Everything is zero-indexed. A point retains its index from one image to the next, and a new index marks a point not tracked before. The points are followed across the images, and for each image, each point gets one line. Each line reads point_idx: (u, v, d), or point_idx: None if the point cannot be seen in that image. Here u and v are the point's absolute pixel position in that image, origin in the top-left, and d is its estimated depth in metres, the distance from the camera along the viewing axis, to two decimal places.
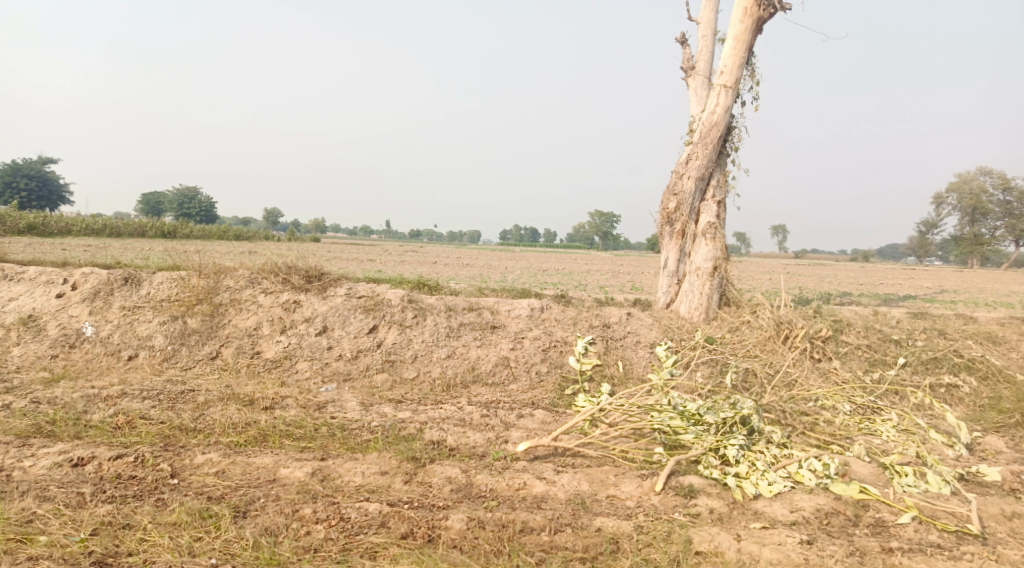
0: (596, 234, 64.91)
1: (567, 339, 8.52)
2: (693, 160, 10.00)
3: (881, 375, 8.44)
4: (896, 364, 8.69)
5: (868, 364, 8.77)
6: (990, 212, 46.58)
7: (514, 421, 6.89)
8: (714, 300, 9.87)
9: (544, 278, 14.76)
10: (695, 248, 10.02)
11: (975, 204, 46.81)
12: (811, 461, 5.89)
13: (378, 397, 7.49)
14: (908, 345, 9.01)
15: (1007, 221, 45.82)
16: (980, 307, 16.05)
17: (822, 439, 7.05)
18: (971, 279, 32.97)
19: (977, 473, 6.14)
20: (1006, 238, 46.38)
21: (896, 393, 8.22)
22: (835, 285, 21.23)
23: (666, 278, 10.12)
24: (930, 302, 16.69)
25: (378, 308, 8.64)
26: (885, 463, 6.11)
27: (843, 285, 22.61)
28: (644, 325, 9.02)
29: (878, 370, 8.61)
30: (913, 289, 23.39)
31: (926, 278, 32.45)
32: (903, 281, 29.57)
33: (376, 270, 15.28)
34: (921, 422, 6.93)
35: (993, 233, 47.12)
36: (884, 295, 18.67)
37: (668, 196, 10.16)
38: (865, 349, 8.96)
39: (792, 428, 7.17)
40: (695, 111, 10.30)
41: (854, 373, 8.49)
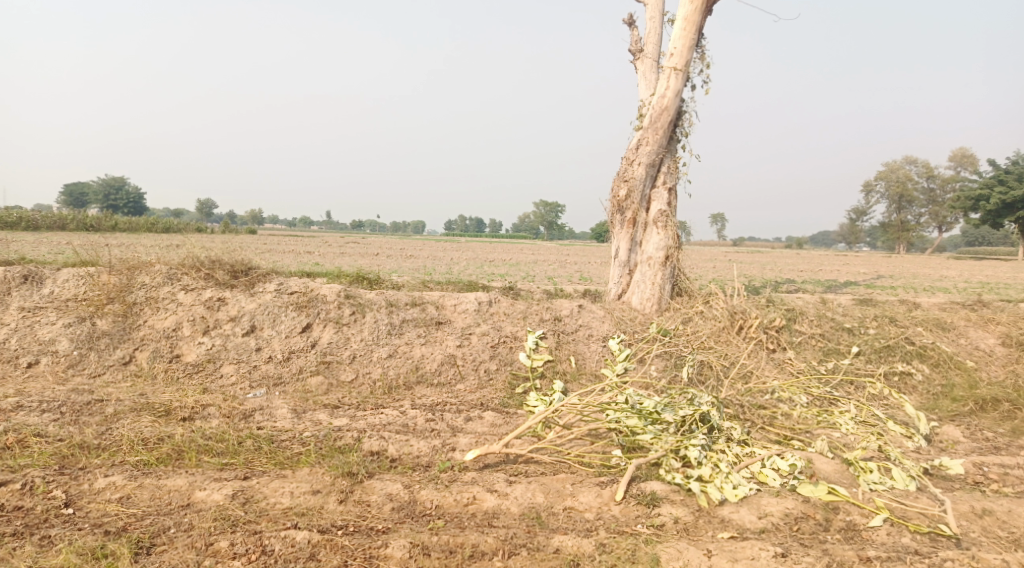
0: (538, 225, 64.68)
1: (516, 334, 8.03)
2: (643, 146, 9.61)
3: (836, 365, 8.18)
4: (850, 353, 8.44)
5: (822, 354, 8.49)
6: (916, 200, 47.91)
7: (461, 426, 6.38)
8: (666, 290, 9.56)
9: (490, 269, 14.23)
10: (646, 237, 9.67)
11: (900, 192, 48.09)
12: (775, 459, 5.54)
13: (313, 402, 6.88)
14: (861, 334, 8.75)
15: (932, 208, 47.25)
16: (919, 293, 16.10)
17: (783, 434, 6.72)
18: (901, 265, 33.69)
19: (941, 466, 5.84)
20: (931, 225, 47.82)
21: (852, 382, 7.95)
22: (774, 274, 21.24)
23: (618, 268, 9.70)
24: (871, 289, 16.72)
25: (312, 304, 7.97)
26: (847, 458, 5.77)
27: (784, 273, 22.66)
28: (596, 318, 8.59)
29: (833, 359, 8.35)
30: (849, 276, 23.64)
31: (860, 265, 33.06)
32: (841, 268, 30.04)
33: (313, 264, 14.55)
34: (879, 413, 6.62)
35: (917, 220, 48.44)
36: (825, 282, 18.66)
37: (617, 183, 9.75)
38: (820, 339, 8.68)
39: (751, 423, 6.82)
40: (644, 95, 9.91)
41: (810, 363, 8.19)
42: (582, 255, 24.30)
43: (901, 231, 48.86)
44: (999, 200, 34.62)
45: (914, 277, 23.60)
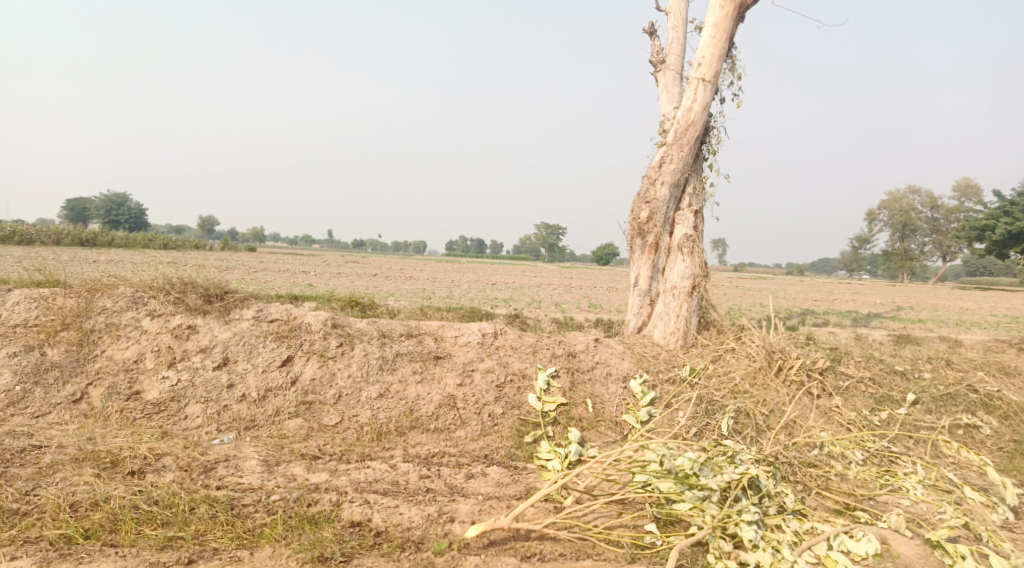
0: (540, 245, 63.76)
1: (525, 372, 6.95)
2: (667, 164, 8.67)
3: (890, 416, 7.35)
4: (906, 402, 7.57)
5: (874, 402, 7.56)
6: (919, 229, 46.89)
7: (461, 486, 5.37)
8: (692, 324, 8.54)
9: (494, 293, 13.15)
10: (670, 263, 8.69)
11: (904, 220, 47.09)
12: (843, 540, 4.71)
13: (287, 451, 5.75)
14: (915, 379, 7.90)
15: (936, 237, 46.31)
16: (939, 327, 15.11)
17: (841, 501, 5.77)
18: (906, 294, 32.67)
19: None
20: (935, 254, 46.90)
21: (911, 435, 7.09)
22: (778, 301, 20.21)
23: (637, 297, 8.76)
24: (886, 321, 15.75)
25: (294, 335, 6.91)
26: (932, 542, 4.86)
27: (792, 301, 21.66)
28: (615, 353, 7.51)
29: (886, 409, 7.43)
30: (859, 306, 22.65)
31: (865, 294, 32.03)
32: (849, 296, 29.06)
33: (305, 284, 13.58)
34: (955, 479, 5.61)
35: (921, 249, 47.38)
36: (838, 312, 17.66)
37: (639, 204, 8.80)
38: (869, 385, 7.76)
39: (804, 488, 5.93)
40: (668, 109, 8.99)
41: (861, 414, 7.25)
42: (583, 279, 23.28)
43: (904, 259, 47.79)
44: (1005, 230, 33.77)
45: (920, 309, 22.62)
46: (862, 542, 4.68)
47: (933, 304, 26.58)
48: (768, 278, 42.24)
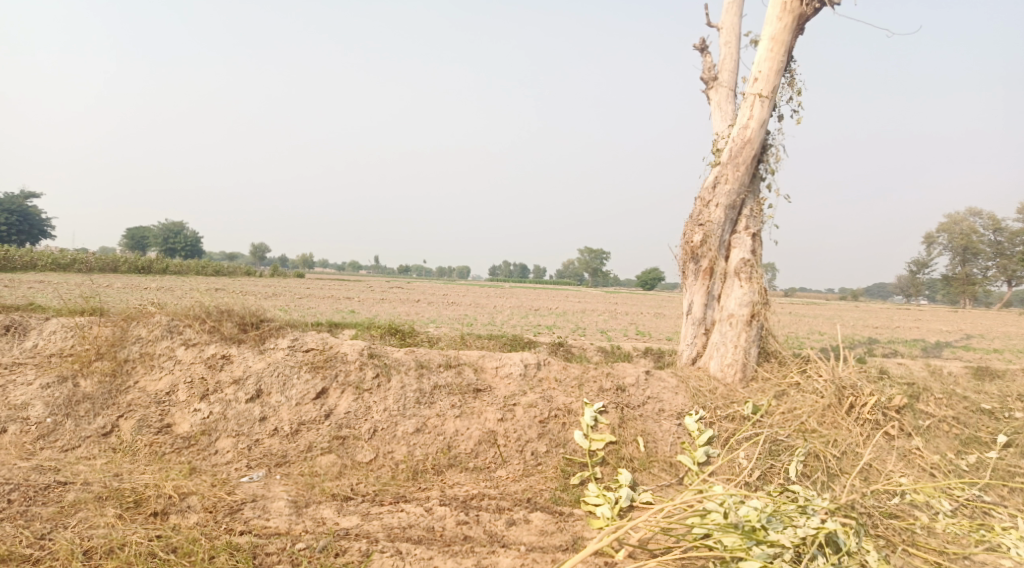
0: (586, 271, 63.20)
1: (570, 407, 6.48)
2: (721, 184, 8.21)
3: (980, 460, 7.74)
4: (995, 445, 7.97)
5: (959, 443, 8.03)
6: (981, 252, 45.03)
7: (502, 534, 4.96)
8: (752, 355, 8.00)
9: (538, 320, 12.72)
10: (726, 290, 8.18)
11: (966, 244, 45.23)
12: None
13: (319, 491, 5.40)
14: (1005, 419, 8.28)
15: (999, 261, 44.15)
16: (1010, 358, 14.17)
17: (931, 560, 5.91)
18: (970, 321, 31.16)
19: None
20: (998, 279, 45.02)
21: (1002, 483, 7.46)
22: (832, 328, 19.41)
23: (692, 326, 8.27)
24: (950, 351, 14.89)
25: (329, 365, 6.59)
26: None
27: (848, 328, 20.73)
28: (667, 387, 7.01)
29: (974, 452, 7.88)
30: (919, 334, 21.60)
31: (925, 321, 30.67)
32: (908, 324, 27.82)
33: (348, 312, 13.37)
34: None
35: (984, 273, 45.34)
36: (897, 341, 16.78)
37: (692, 227, 8.36)
38: (953, 425, 8.20)
39: (890, 542, 6.09)
40: (721, 127, 8.54)
41: (948, 457, 7.67)
42: (629, 305, 22.75)
43: (965, 283, 45.89)
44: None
45: (985, 337, 21.49)
46: None
47: (999, 331, 25.27)
48: (822, 304, 40.91)
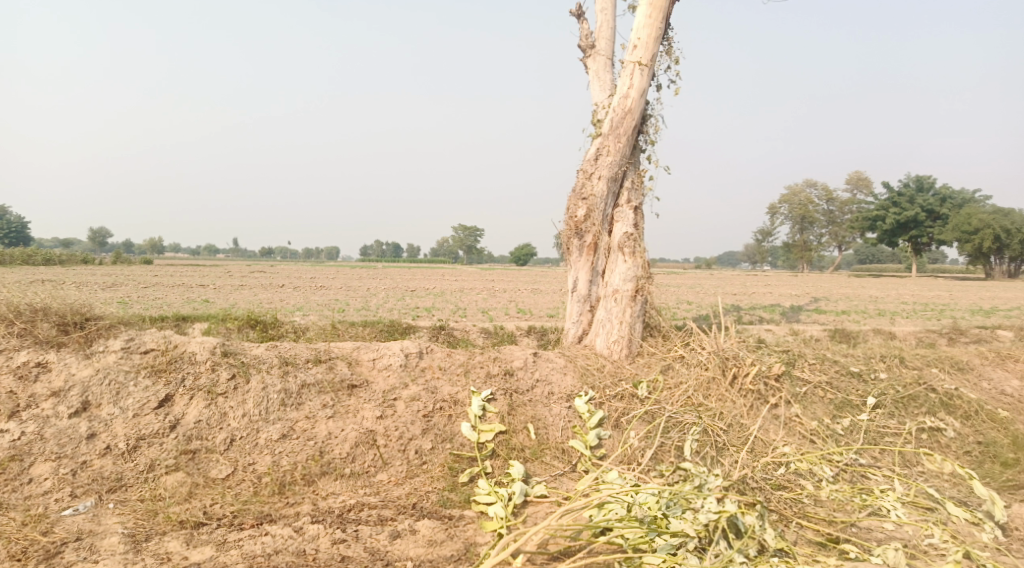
0: (455, 247, 62.72)
1: (456, 398, 5.95)
2: (604, 157, 7.91)
3: (853, 422, 8.14)
4: (865, 406, 8.40)
5: (834, 407, 8.37)
6: (817, 221, 48.26)
7: (385, 550, 4.39)
8: (637, 331, 7.81)
9: (413, 302, 12.08)
10: (610, 265, 7.91)
11: (804, 213, 48.18)
12: None
13: (163, 519, 4.60)
14: (873, 382, 8.78)
15: (834, 229, 47.62)
16: (855, 320, 15.00)
17: (824, 532, 5.88)
18: (811, 285, 33.31)
19: None
20: (832, 244, 48.59)
21: (874, 442, 7.92)
22: (693, 296, 20.04)
23: (576, 304, 7.96)
24: (805, 315, 15.60)
25: (173, 368, 5.72)
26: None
27: (707, 296, 21.42)
28: (556, 369, 6.62)
29: (848, 415, 8.25)
30: (770, 299, 22.67)
31: (772, 287, 32.42)
32: (758, 289, 29.30)
33: (201, 301, 12.17)
34: (936, 496, 6.57)
35: (819, 241, 48.73)
36: (753, 307, 17.41)
37: (575, 201, 8.00)
38: (826, 390, 8.53)
39: (783, 518, 6.08)
40: (600, 97, 8.20)
41: (825, 422, 7.98)
42: (502, 280, 22.51)
43: (804, 251, 49.18)
44: (894, 220, 35.39)
45: (830, 299, 22.93)
46: None
47: (839, 293, 27.08)
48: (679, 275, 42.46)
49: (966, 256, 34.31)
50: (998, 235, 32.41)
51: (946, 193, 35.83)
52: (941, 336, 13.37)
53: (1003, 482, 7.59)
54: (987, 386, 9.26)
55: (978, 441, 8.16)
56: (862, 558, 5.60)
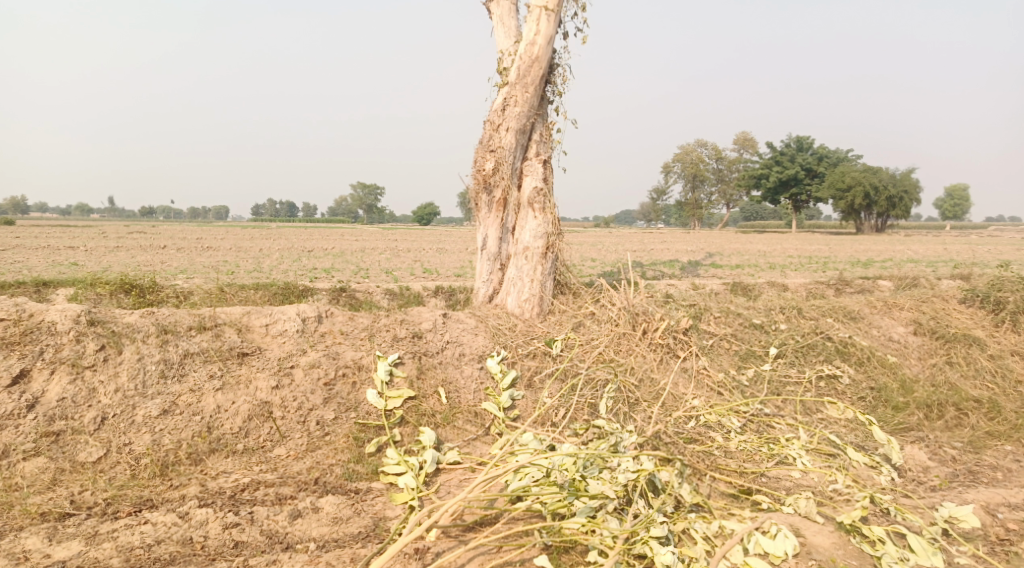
0: (356, 206, 61.01)
1: (360, 363, 5.56)
2: (511, 107, 7.55)
3: (757, 373, 8.26)
4: (768, 356, 8.55)
5: (739, 359, 8.47)
6: (707, 180, 49.61)
7: (283, 532, 4.00)
8: (548, 288, 7.61)
9: (310, 263, 11.44)
10: (520, 221, 7.64)
11: (695, 172, 49.24)
12: (757, 540, 4.66)
13: (19, 512, 4.03)
14: (774, 332, 8.94)
15: (724, 187, 49.18)
16: (749, 273, 15.41)
17: (737, 484, 5.91)
18: (703, 241, 34.27)
19: (952, 517, 5.76)
20: (722, 202, 50.20)
21: (776, 391, 8.09)
22: (593, 253, 20.14)
23: (486, 262, 7.65)
24: (701, 269, 15.90)
25: (28, 341, 5.05)
26: (847, 526, 5.24)
27: (605, 253, 21.59)
28: (467, 330, 6.31)
29: (752, 366, 8.36)
30: (665, 255, 23.12)
31: (665, 243, 33.16)
32: (653, 246, 29.88)
33: (69, 264, 11.13)
34: (839, 442, 6.66)
35: (710, 199, 50.24)
36: (650, 263, 17.63)
37: (482, 153, 7.63)
38: (731, 342, 8.65)
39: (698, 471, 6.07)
40: (505, 44, 7.80)
41: (731, 373, 8.07)
42: (403, 240, 21.94)
43: (696, 209, 50.61)
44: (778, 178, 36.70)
45: (722, 253, 23.59)
46: (779, 541, 4.66)
47: (731, 248, 27.95)
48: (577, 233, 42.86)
49: (840, 213, 36.06)
50: (868, 193, 34.03)
51: (825, 153, 37.51)
52: (829, 287, 13.87)
53: (896, 426, 7.88)
54: (877, 333, 9.57)
55: (871, 387, 8.41)
56: (774, 508, 5.64)
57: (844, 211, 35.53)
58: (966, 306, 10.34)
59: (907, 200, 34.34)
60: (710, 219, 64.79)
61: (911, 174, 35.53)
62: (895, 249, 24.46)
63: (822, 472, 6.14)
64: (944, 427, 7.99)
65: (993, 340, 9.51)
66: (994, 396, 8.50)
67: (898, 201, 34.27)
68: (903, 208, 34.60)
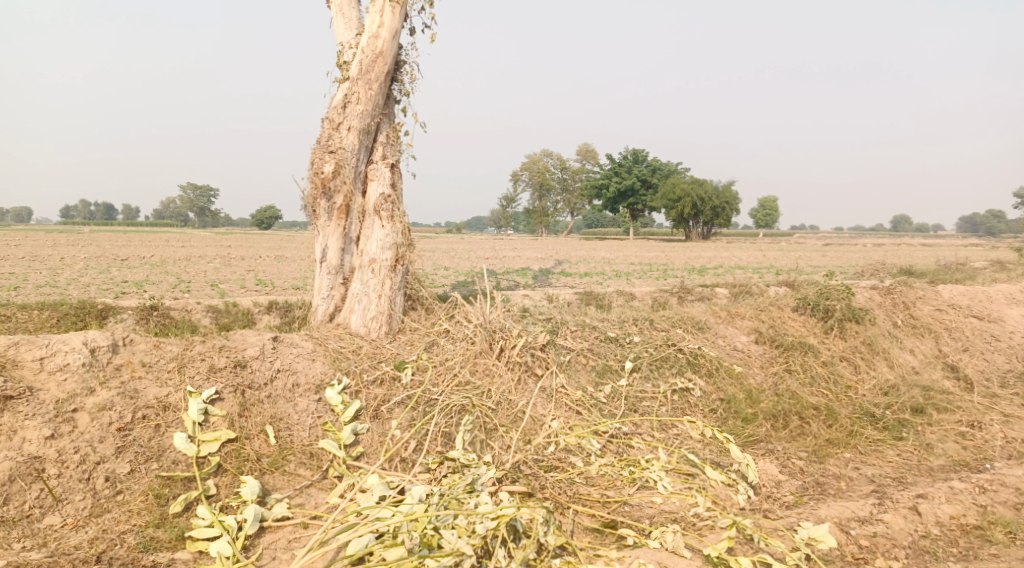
0: (187, 208, 57.00)
1: (166, 402, 4.66)
2: (353, 105, 6.82)
3: (614, 389, 7.95)
4: (624, 371, 8.26)
5: (596, 375, 8.13)
6: (553, 189, 50.38)
7: None
8: (397, 305, 6.91)
9: (121, 274, 10.05)
10: (365, 231, 6.93)
11: (542, 181, 49.89)
12: None
13: None
14: (629, 345, 8.68)
15: (568, 196, 50.26)
16: (594, 281, 15.33)
17: (601, 517, 5.46)
18: (547, 248, 34.56)
19: (810, 539, 5.71)
20: (568, 210, 51.21)
21: (634, 408, 7.81)
22: (439, 260, 19.54)
23: (327, 276, 6.85)
24: (548, 278, 15.66)
25: None
26: (714, 559, 5.02)
27: (451, 259, 21.01)
28: (301, 355, 5.50)
29: (609, 382, 8.05)
30: (510, 262, 22.90)
31: (510, 250, 33.11)
32: (498, 254, 29.72)
33: None
34: (697, 461, 6.40)
35: (555, 207, 51.11)
36: (496, 271, 17.22)
37: (320, 155, 6.83)
38: (587, 357, 8.30)
39: (559, 505, 5.59)
40: (346, 35, 7.05)
41: (588, 391, 7.71)
42: (235, 246, 20.34)
43: (543, 216, 51.31)
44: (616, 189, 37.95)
45: (568, 261, 23.71)
46: None
47: (575, 255, 28.33)
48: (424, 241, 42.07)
49: (671, 222, 37.63)
50: (696, 203, 35.68)
51: (660, 165, 39.08)
52: (672, 296, 14.01)
53: (746, 438, 7.78)
54: (722, 343, 9.58)
55: (720, 399, 8.31)
56: (640, 543, 5.24)
57: (675, 220, 37.11)
58: (800, 314, 10.57)
59: (728, 210, 36.26)
60: (557, 227, 66.12)
61: (733, 186, 37.70)
62: (720, 257, 25.63)
63: (682, 497, 5.74)
64: (790, 437, 7.98)
65: (824, 346, 9.74)
66: (830, 402, 8.64)
67: (721, 211, 36.19)
68: (725, 217, 36.58)
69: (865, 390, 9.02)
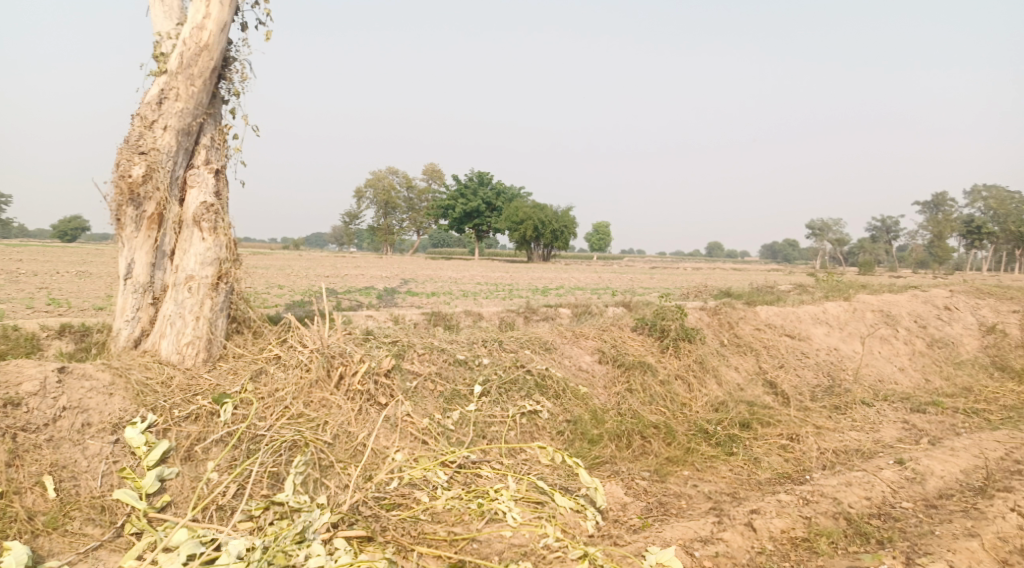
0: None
1: None
2: (170, 102, 6.01)
3: (462, 415, 7.52)
4: (472, 396, 7.86)
5: (443, 401, 7.68)
6: (398, 207, 49.56)
7: None
8: (218, 328, 6.13)
9: None
10: (182, 244, 6.11)
11: (386, 199, 48.92)
12: None
13: None
14: (478, 367, 8.27)
15: (412, 216, 49.78)
16: (438, 300, 14.91)
17: (447, 556, 4.94)
18: (389, 267, 33.79)
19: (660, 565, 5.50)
20: (413, 229, 50.65)
21: (483, 435, 7.43)
22: (275, 278, 18.41)
23: (133, 295, 5.96)
24: (391, 297, 15.07)
25: None
26: None
27: (286, 277, 19.83)
28: None
29: (457, 408, 7.61)
30: (348, 280, 22.02)
31: (351, 269, 32.03)
32: (337, 274, 28.64)
33: None
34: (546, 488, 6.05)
35: (400, 225, 50.36)
36: (335, 290, 16.36)
37: (127, 155, 5.95)
38: (433, 382, 7.84)
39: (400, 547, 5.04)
40: (165, 25, 6.24)
41: (434, 419, 7.23)
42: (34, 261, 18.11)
43: (387, 234, 50.41)
44: (461, 210, 37.92)
45: (415, 281, 23.26)
46: None
47: (420, 275, 27.83)
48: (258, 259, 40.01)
49: (514, 244, 38.07)
50: (537, 225, 36.28)
51: (504, 187, 39.52)
52: (518, 316, 13.86)
53: (593, 460, 7.59)
54: (569, 363, 9.42)
55: (567, 420, 8.10)
56: None
57: (518, 242, 37.54)
58: (638, 333, 10.68)
59: (566, 234, 37.26)
60: (402, 245, 65.31)
61: (570, 212, 38.87)
62: (561, 278, 26.05)
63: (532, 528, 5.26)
64: (633, 457, 7.90)
65: (662, 365, 9.84)
66: (668, 420, 8.67)
67: (560, 234, 37.08)
68: (563, 240, 37.49)
69: (698, 407, 9.15)
